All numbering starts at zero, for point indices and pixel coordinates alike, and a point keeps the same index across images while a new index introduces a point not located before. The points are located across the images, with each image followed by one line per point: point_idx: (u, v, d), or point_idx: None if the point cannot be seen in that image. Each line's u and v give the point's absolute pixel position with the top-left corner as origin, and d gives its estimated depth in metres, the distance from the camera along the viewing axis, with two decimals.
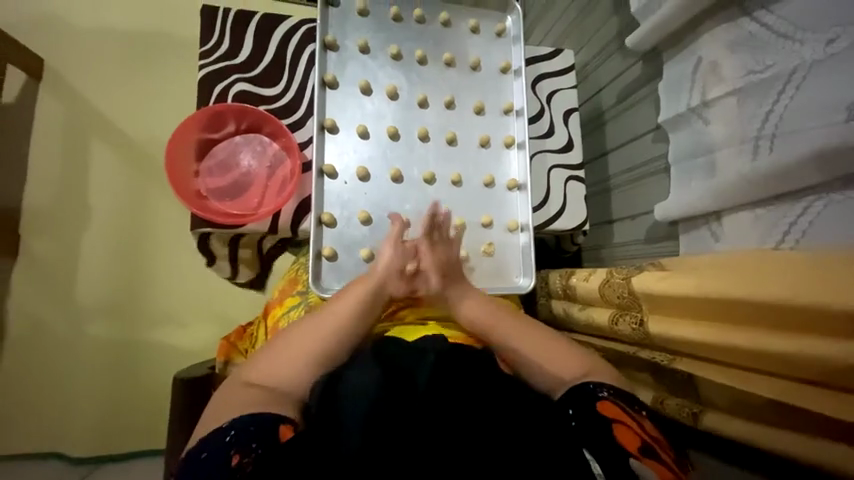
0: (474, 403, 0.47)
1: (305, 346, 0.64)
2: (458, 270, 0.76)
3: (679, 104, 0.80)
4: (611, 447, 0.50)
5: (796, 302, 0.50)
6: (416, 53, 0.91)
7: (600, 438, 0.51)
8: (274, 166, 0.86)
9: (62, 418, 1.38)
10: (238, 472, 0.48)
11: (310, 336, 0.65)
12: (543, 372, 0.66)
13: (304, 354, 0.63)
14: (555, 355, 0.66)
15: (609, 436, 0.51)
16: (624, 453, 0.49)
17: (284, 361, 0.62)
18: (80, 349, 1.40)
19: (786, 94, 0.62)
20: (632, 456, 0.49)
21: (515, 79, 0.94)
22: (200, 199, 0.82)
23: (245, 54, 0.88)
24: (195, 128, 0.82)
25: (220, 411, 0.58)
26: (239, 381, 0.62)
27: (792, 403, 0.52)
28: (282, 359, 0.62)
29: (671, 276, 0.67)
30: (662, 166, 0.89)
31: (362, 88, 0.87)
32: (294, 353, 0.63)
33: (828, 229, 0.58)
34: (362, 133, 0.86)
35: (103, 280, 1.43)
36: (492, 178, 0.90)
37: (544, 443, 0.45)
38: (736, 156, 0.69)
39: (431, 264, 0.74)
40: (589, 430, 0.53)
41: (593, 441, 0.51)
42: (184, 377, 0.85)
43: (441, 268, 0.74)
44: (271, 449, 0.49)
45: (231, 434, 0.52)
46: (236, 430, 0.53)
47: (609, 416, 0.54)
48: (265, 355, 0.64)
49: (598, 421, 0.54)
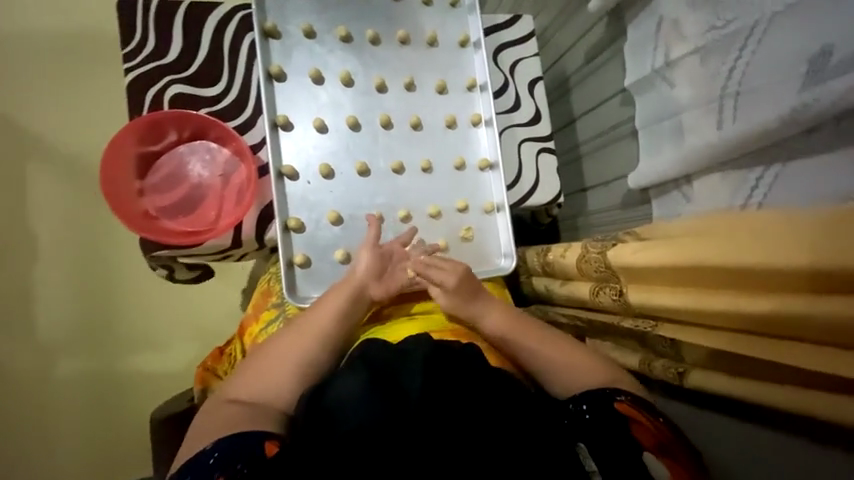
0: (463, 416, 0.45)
1: (279, 361, 0.61)
2: (474, 283, 0.72)
3: (644, 67, 0.78)
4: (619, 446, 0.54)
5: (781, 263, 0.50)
6: (367, 33, 0.84)
7: (613, 438, 0.54)
8: (228, 174, 0.76)
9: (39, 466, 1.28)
10: None
11: (281, 352, 0.62)
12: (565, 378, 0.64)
13: (277, 368, 0.60)
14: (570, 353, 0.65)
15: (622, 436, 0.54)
16: (640, 446, 0.54)
17: (255, 380, 0.60)
18: (52, 388, 1.30)
19: (749, 49, 0.61)
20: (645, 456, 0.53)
21: (475, 52, 0.89)
22: (150, 220, 0.72)
23: (175, 51, 0.78)
24: (131, 142, 0.72)
25: (209, 430, 0.55)
26: (225, 400, 0.58)
27: (775, 360, 0.55)
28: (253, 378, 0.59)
29: (646, 248, 0.68)
30: (629, 130, 0.89)
31: (314, 78, 0.81)
32: (264, 371, 0.60)
33: (793, 184, 0.59)
34: (320, 127, 0.80)
35: (64, 312, 1.32)
36: (463, 160, 0.87)
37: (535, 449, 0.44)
38: (703, 117, 0.68)
39: (448, 281, 0.72)
40: (603, 429, 0.55)
41: (600, 438, 0.54)
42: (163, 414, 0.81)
43: (459, 289, 0.71)
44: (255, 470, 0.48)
45: (215, 457, 0.50)
46: (220, 452, 0.50)
47: (625, 411, 0.56)
48: (238, 377, 0.61)
49: (616, 421, 0.55)
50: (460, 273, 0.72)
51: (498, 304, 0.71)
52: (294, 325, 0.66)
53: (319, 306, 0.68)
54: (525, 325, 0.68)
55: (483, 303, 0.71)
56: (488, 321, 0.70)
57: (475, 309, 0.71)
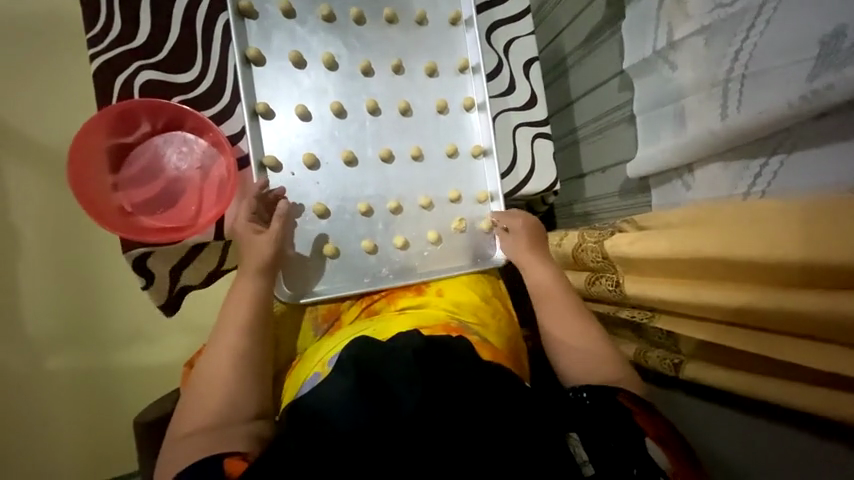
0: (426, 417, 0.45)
1: (222, 371, 0.60)
2: (541, 242, 0.79)
3: (644, 49, 0.74)
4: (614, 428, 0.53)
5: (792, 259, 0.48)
6: (351, 11, 0.79)
7: (617, 425, 0.53)
8: (206, 166, 0.72)
9: (37, 460, 1.27)
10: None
11: (221, 360, 0.61)
12: (575, 363, 0.66)
13: (221, 378, 0.60)
14: (581, 338, 0.67)
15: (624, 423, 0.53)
16: (642, 434, 0.52)
17: (207, 397, 0.58)
18: (44, 383, 1.28)
19: (756, 29, 0.57)
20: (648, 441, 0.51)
21: (467, 31, 0.84)
22: (126, 217, 0.69)
23: (143, 34, 0.72)
24: (101, 133, 0.68)
25: (171, 460, 0.54)
26: (180, 432, 0.56)
27: (776, 356, 0.53)
28: (204, 397, 0.58)
29: (643, 239, 0.66)
30: (628, 113, 0.85)
31: (294, 61, 0.76)
32: (210, 385, 0.59)
33: (798, 172, 0.56)
34: (303, 114, 0.76)
35: (49, 307, 1.28)
36: (455, 147, 0.83)
37: (510, 436, 0.44)
38: (706, 102, 0.64)
39: (517, 233, 0.80)
40: (604, 417, 0.54)
41: (599, 428, 0.53)
42: (148, 420, 0.73)
43: (526, 240, 0.79)
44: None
45: None
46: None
47: (626, 404, 0.56)
48: (190, 398, 0.59)
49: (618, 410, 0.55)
50: (527, 222, 0.80)
51: (552, 269, 0.75)
52: (210, 345, 0.63)
53: (223, 317, 0.65)
54: (566, 298, 0.71)
55: (538, 260, 0.76)
56: (533, 276, 0.75)
57: (527, 261, 0.77)
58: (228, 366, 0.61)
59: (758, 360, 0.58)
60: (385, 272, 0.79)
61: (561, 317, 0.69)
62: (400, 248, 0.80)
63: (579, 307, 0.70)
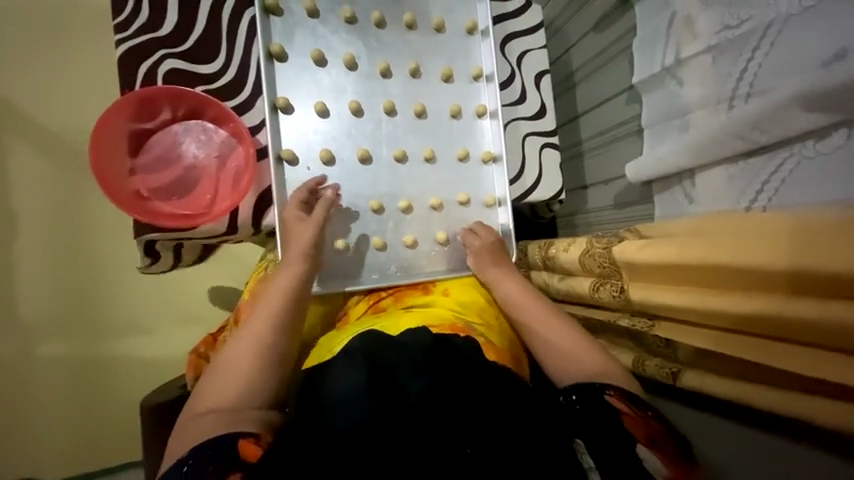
0: (453, 408, 0.47)
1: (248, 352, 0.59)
2: (501, 253, 0.80)
3: (653, 64, 0.77)
4: (615, 436, 0.53)
5: (793, 269, 0.50)
6: (372, 15, 0.81)
7: (606, 430, 0.53)
8: (224, 156, 0.73)
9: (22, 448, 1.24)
10: None
11: (247, 339, 0.60)
12: (566, 365, 0.65)
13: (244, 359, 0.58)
14: (568, 338, 0.67)
15: (614, 425, 0.53)
16: (633, 440, 0.52)
17: (228, 377, 0.57)
18: (34, 370, 1.26)
19: (761, 51, 0.60)
20: (639, 444, 0.52)
21: (482, 41, 0.86)
22: (141, 201, 0.69)
23: (170, 24, 0.74)
24: (123, 118, 0.68)
25: (183, 438, 0.53)
26: (194, 411, 0.56)
27: (770, 363, 0.55)
28: (225, 377, 0.57)
29: (651, 245, 0.68)
30: (635, 128, 0.88)
31: (315, 59, 0.78)
32: (233, 365, 0.58)
33: (800, 189, 0.58)
34: (321, 112, 0.78)
35: (46, 293, 1.26)
36: (466, 152, 0.85)
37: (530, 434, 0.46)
38: (710, 117, 0.68)
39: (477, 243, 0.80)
40: (593, 417, 0.55)
41: (592, 430, 0.54)
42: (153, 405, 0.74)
43: (485, 251, 0.79)
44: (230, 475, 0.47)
45: (188, 465, 0.49)
46: (194, 460, 0.49)
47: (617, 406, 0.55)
48: (212, 375, 0.58)
49: (606, 413, 0.55)
50: (487, 234, 0.81)
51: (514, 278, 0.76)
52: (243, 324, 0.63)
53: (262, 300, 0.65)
54: (534, 302, 0.72)
55: (500, 271, 0.77)
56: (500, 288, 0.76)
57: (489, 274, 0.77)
58: (255, 347, 0.60)
59: (754, 369, 0.60)
60: (393, 270, 0.80)
61: (538, 322, 0.70)
62: (409, 246, 0.81)
63: (557, 313, 0.71)
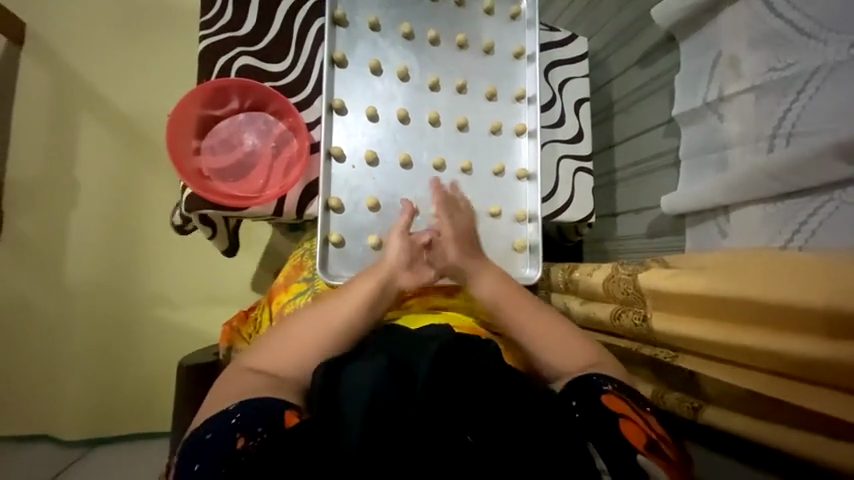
0: (483, 398, 0.46)
1: (308, 333, 0.61)
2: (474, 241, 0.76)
3: (694, 100, 0.79)
4: (617, 444, 0.49)
5: (825, 306, 0.50)
6: (428, 34, 0.87)
7: (607, 433, 0.50)
8: (280, 147, 0.81)
9: (51, 402, 1.33)
10: (242, 454, 0.46)
11: (309, 323, 0.63)
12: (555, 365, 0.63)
13: (302, 341, 0.60)
14: (563, 336, 0.65)
15: (614, 432, 0.50)
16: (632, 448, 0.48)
17: (280, 353, 0.59)
18: (72, 331, 1.34)
19: (805, 94, 0.62)
20: (639, 453, 0.47)
21: (528, 65, 0.91)
22: (201, 179, 0.76)
23: (248, 26, 0.82)
24: (197, 105, 0.76)
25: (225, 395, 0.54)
26: (241, 369, 0.58)
27: (801, 403, 0.54)
28: (277, 351, 0.59)
29: (678, 275, 0.68)
30: (671, 160, 0.89)
31: (372, 68, 0.84)
32: (290, 344, 0.60)
33: (838, 232, 0.58)
34: (371, 116, 0.83)
35: (92, 260, 1.36)
36: (502, 167, 0.88)
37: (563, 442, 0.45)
38: (750, 154, 0.69)
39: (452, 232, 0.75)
40: (594, 424, 0.51)
41: (597, 434, 0.50)
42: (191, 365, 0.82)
43: (460, 240, 0.74)
44: (275, 436, 0.47)
45: (237, 417, 0.50)
46: (242, 414, 0.50)
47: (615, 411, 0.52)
48: (265, 346, 0.61)
49: (605, 416, 0.52)
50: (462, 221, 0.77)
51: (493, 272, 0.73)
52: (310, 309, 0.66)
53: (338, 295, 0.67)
54: (517, 297, 0.70)
55: (478, 264, 0.73)
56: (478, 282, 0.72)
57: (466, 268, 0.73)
58: (316, 333, 0.61)
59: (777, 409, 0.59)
60: None
61: (524, 319, 0.67)
62: None
63: (544, 307, 0.69)
